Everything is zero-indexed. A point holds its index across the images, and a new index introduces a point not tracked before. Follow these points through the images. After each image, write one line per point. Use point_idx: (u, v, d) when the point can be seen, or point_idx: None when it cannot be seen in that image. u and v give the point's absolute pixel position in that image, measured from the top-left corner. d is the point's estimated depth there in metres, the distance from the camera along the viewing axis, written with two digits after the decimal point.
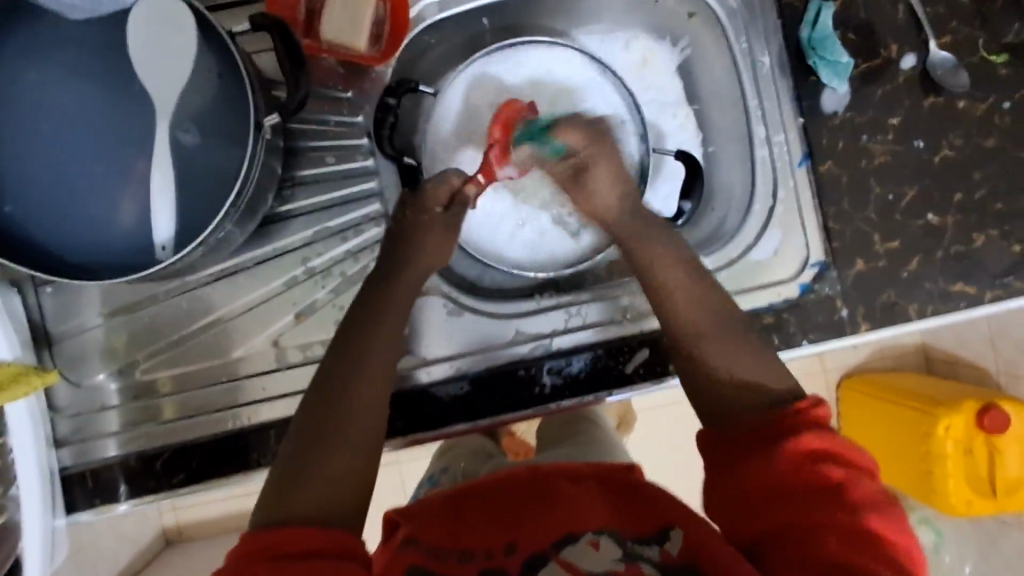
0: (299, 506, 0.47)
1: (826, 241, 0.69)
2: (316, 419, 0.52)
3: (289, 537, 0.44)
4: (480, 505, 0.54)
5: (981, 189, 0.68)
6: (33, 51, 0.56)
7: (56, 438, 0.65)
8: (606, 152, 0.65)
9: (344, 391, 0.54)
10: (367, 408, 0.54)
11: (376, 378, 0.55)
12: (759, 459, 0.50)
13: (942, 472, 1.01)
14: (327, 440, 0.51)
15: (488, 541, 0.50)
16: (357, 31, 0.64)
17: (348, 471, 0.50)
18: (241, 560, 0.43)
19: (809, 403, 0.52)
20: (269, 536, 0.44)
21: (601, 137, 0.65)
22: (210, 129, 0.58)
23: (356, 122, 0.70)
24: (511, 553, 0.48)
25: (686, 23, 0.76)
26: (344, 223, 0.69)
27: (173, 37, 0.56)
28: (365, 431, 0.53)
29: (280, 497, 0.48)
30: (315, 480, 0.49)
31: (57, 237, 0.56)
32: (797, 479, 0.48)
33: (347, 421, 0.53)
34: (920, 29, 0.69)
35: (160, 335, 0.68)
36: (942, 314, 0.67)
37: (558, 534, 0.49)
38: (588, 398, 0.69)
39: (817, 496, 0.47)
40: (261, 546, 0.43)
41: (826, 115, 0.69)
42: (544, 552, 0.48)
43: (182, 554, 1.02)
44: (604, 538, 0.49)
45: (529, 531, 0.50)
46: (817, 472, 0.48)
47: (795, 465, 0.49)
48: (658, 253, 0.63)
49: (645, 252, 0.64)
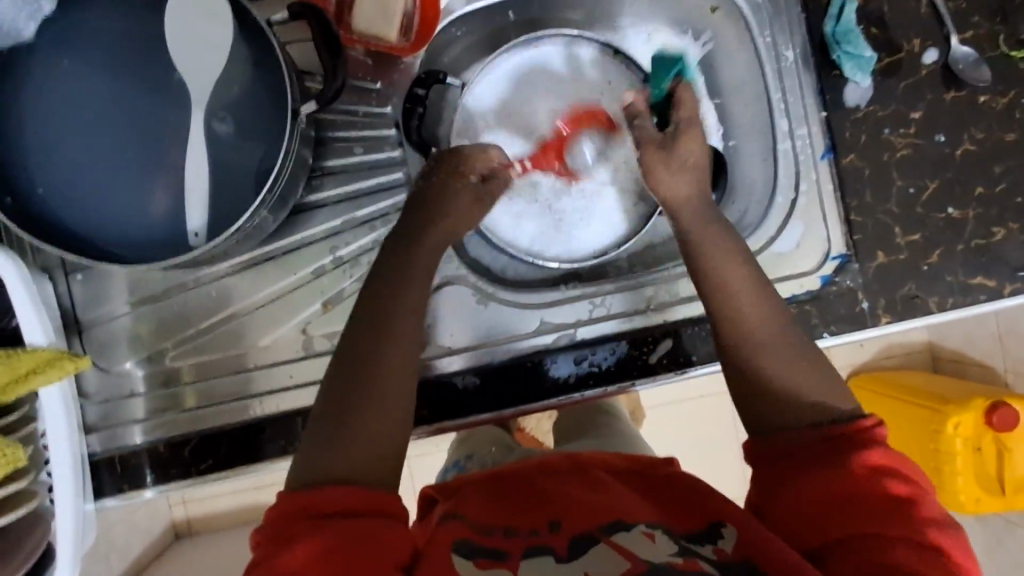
0: (333, 467, 0.48)
1: (847, 233, 0.69)
2: (348, 381, 0.53)
3: (332, 495, 0.46)
4: (524, 493, 0.56)
5: (1001, 183, 0.69)
6: (71, 37, 0.56)
7: (84, 424, 0.66)
8: (682, 158, 0.65)
9: (373, 363, 0.53)
10: (394, 384, 0.53)
11: (396, 353, 0.54)
12: (821, 472, 0.50)
13: (951, 469, 1.02)
14: (356, 410, 0.51)
15: (532, 520, 0.52)
16: (388, 24, 0.65)
17: (377, 445, 0.51)
18: (281, 518, 0.46)
19: (873, 421, 0.51)
20: (309, 494, 0.46)
21: (674, 149, 0.66)
22: (243, 118, 0.58)
23: (385, 112, 0.70)
24: (556, 529, 0.51)
25: (709, 18, 0.77)
26: (370, 213, 0.70)
27: (210, 27, 0.57)
28: (389, 405, 0.53)
29: (316, 456, 0.50)
30: (345, 447, 0.50)
31: (93, 222, 0.57)
32: (858, 494, 0.48)
33: (373, 389, 0.53)
34: (942, 24, 0.70)
35: (188, 323, 0.68)
36: (962, 306, 0.68)
37: (609, 520, 0.51)
38: (611, 389, 0.69)
39: (872, 510, 0.47)
40: (302, 503, 0.46)
41: (849, 108, 0.70)
42: (593, 534, 0.50)
43: (194, 547, 1.02)
44: (658, 532, 0.50)
45: (575, 513, 0.52)
46: (879, 486, 0.48)
47: (853, 477, 0.48)
48: (721, 264, 0.61)
49: (709, 253, 0.61)
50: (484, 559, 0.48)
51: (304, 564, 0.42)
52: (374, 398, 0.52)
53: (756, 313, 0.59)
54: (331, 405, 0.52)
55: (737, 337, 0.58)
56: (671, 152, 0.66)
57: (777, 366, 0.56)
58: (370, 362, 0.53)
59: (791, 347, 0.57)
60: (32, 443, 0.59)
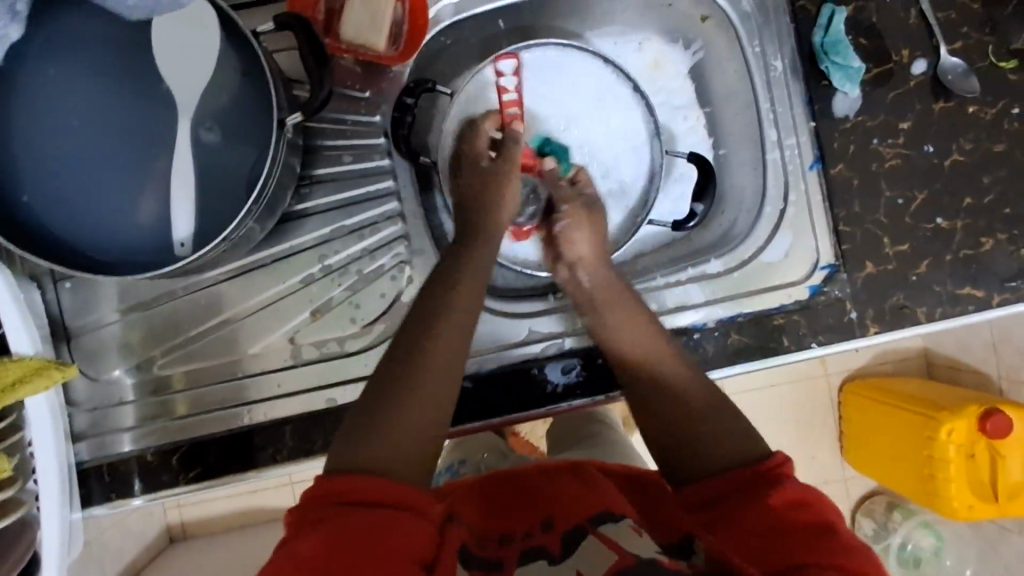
0: (365, 454, 0.48)
1: (836, 243, 0.70)
2: (395, 377, 0.52)
3: (363, 484, 0.45)
4: (516, 501, 0.56)
5: (990, 193, 0.69)
6: (55, 45, 0.56)
7: (72, 432, 0.66)
8: (595, 220, 0.73)
9: (418, 358, 0.53)
10: (437, 386, 0.53)
11: (443, 351, 0.54)
12: (745, 510, 0.50)
13: (944, 476, 0.99)
14: (398, 404, 0.51)
15: (525, 522, 0.52)
16: (376, 31, 0.65)
17: (416, 442, 0.50)
18: (310, 503, 0.45)
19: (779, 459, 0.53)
20: (342, 481, 0.45)
21: (593, 211, 0.73)
22: (231, 127, 0.58)
23: (373, 121, 0.71)
24: (549, 530, 0.51)
25: (699, 26, 0.77)
26: (360, 222, 0.70)
27: (198, 38, 0.57)
28: (432, 402, 0.52)
29: (348, 443, 0.49)
30: (386, 439, 0.49)
31: (79, 230, 0.56)
32: (785, 523, 0.48)
33: (418, 387, 0.52)
34: (931, 34, 0.70)
35: (177, 331, 0.68)
36: (950, 317, 0.68)
37: (598, 511, 0.52)
38: (599, 398, 0.70)
39: (803, 535, 0.47)
40: (331, 490, 0.45)
41: (838, 118, 0.70)
42: (582, 525, 0.50)
43: (188, 551, 1.01)
44: (644, 528, 0.51)
45: (567, 508, 0.52)
46: (803, 515, 0.48)
47: (777, 507, 0.49)
48: (626, 319, 0.65)
49: (615, 311, 0.66)
50: (482, 566, 0.48)
51: (322, 545, 0.41)
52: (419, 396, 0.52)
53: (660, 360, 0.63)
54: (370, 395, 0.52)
55: (641, 388, 0.62)
56: (591, 213, 0.73)
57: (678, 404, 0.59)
58: (417, 361, 0.53)
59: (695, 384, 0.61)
60: (18, 452, 0.59)
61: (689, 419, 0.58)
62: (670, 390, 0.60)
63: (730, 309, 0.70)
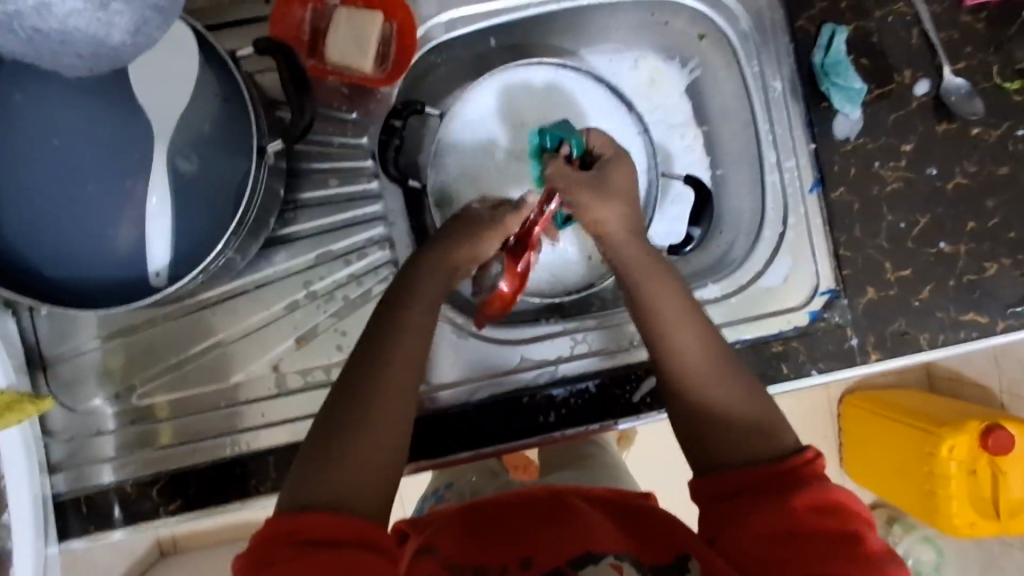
0: (320, 491, 0.47)
1: (836, 268, 0.68)
2: (342, 409, 0.51)
3: (319, 524, 0.44)
4: (501, 526, 0.55)
5: (994, 218, 0.67)
6: (22, 67, 0.53)
7: (49, 463, 0.64)
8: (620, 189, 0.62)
9: (372, 384, 0.52)
10: (389, 426, 0.51)
11: (399, 383, 0.53)
12: (758, 508, 0.49)
13: (946, 492, 0.95)
14: (346, 443, 0.49)
15: (502, 556, 0.52)
16: (361, 53, 0.64)
17: (365, 480, 0.48)
18: (269, 543, 0.43)
19: (808, 455, 0.52)
20: (298, 520, 0.44)
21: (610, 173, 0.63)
22: (210, 154, 0.57)
23: (360, 142, 0.69)
24: (527, 567, 0.50)
25: (696, 45, 0.76)
26: (348, 246, 0.68)
27: (179, 65, 0.55)
28: (380, 443, 0.50)
29: (303, 481, 0.48)
30: (332, 476, 0.48)
31: (51, 260, 0.54)
32: (802, 530, 0.47)
33: (372, 419, 0.50)
34: (934, 55, 0.68)
35: (159, 358, 0.66)
36: (953, 344, 0.66)
37: (577, 552, 0.51)
38: (594, 426, 0.68)
39: (822, 539, 0.47)
40: (296, 530, 0.44)
41: (838, 140, 0.68)
42: (560, 569, 0.50)
43: (180, 567, 0.95)
44: (625, 563, 0.50)
45: (546, 547, 0.51)
46: (823, 519, 0.47)
47: (806, 509, 0.48)
48: (659, 295, 0.59)
49: (649, 284, 0.60)
50: None
51: None
52: (371, 435, 0.50)
53: (693, 342, 0.57)
54: (316, 437, 0.50)
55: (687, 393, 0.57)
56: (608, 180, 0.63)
57: (719, 398, 0.56)
58: (367, 395, 0.51)
59: (744, 396, 0.56)
60: None
61: (740, 404, 0.55)
62: (711, 373, 0.57)
63: (728, 335, 0.68)
